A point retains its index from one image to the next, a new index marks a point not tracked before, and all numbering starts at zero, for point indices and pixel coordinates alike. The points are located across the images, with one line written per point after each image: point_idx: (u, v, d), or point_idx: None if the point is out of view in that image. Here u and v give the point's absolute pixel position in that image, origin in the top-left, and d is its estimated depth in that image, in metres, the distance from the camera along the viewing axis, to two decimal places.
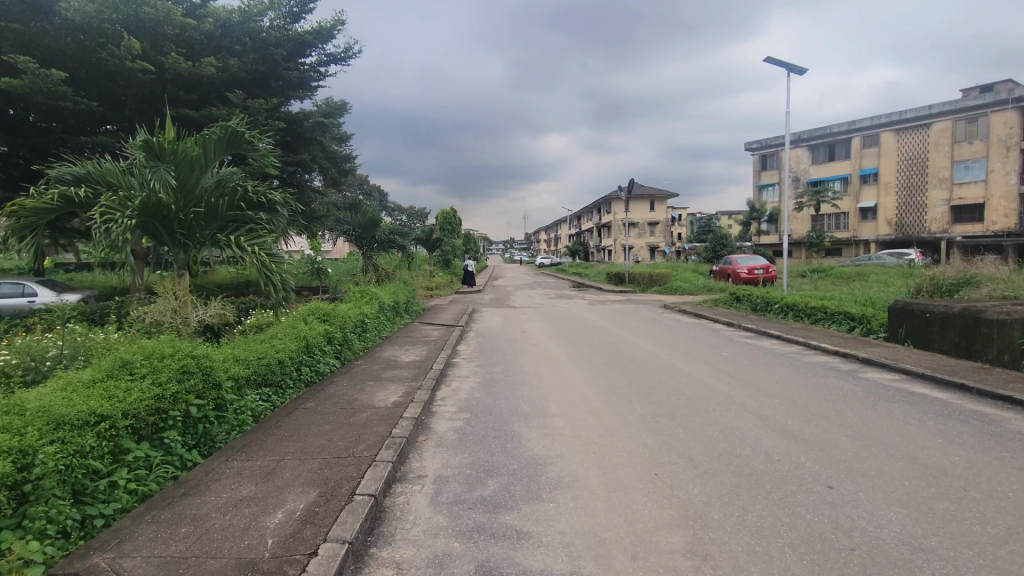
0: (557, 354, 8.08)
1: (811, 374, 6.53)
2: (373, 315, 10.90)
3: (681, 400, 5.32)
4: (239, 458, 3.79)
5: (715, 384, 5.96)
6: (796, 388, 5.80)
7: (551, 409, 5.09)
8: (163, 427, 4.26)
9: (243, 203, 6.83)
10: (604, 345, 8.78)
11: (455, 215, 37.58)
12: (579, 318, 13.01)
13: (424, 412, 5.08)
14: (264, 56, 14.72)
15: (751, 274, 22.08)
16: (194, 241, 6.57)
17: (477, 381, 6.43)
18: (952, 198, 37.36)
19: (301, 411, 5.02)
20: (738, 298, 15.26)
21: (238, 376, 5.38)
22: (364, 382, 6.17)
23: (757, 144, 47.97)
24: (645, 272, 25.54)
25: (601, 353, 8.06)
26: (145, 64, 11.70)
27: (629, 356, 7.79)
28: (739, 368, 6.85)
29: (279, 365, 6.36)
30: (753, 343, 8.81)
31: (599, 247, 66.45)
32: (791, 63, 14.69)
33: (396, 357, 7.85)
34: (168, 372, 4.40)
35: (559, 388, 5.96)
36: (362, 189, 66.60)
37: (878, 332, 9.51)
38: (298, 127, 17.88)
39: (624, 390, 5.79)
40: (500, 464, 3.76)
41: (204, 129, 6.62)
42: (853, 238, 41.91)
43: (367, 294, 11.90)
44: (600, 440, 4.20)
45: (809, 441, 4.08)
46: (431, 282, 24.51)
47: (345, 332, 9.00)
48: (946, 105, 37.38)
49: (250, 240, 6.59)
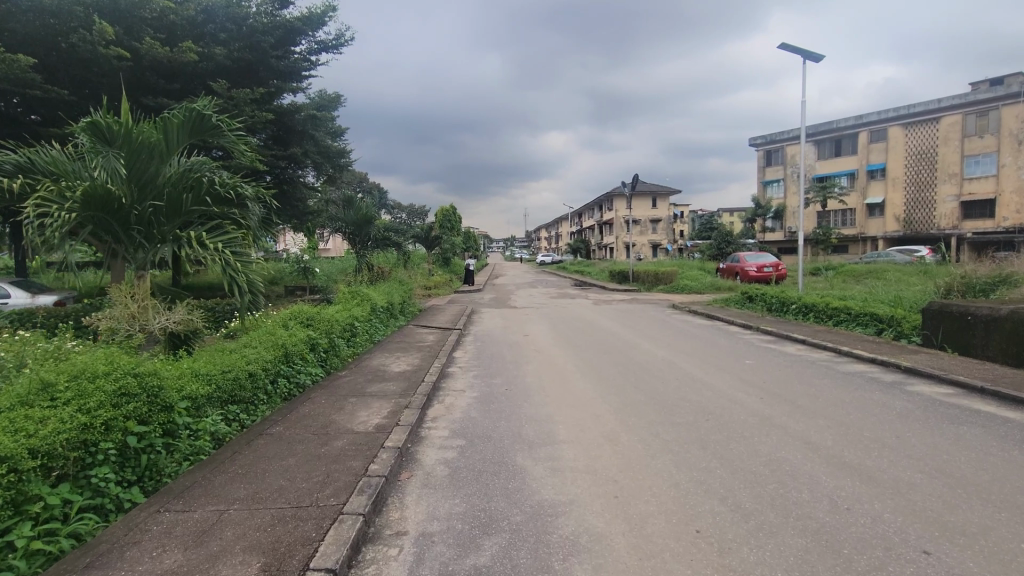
0: (563, 362, 7.32)
1: (852, 386, 5.77)
2: (364, 317, 10.15)
3: (711, 422, 4.56)
4: (173, 509, 3.03)
5: (746, 401, 5.20)
6: (840, 405, 5.04)
7: (559, 435, 4.32)
8: (92, 463, 3.53)
9: (211, 197, 6.07)
10: (613, 352, 8.02)
11: (454, 212, 36.82)
12: (585, 320, 12.26)
13: (411, 439, 4.32)
14: (250, 44, 14.01)
15: (761, 272, 21.30)
16: (152, 239, 5.81)
17: (474, 396, 5.67)
18: (962, 193, 36.58)
19: (265, 436, 4.27)
20: (751, 297, 14.49)
21: (196, 395, 4.64)
22: (344, 398, 5.42)
23: (761, 139, 47.15)
24: (650, 271, 24.77)
25: (610, 361, 7.30)
26: (120, 49, 11.00)
27: (642, 365, 7.04)
28: (768, 380, 6.10)
29: (249, 378, 5.61)
30: (776, 349, 8.04)
31: (601, 245, 65.65)
32: (806, 49, 13.90)
33: (385, 366, 7.10)
34: (99, 396, 3.67)
35: (567, 405, 5.21)
36: (360, 187, 65.76)
37: (910, 336, 8.75)
38: (288, 120, 17.10)
39: (641, 408, 5.03)
40: (498, 515, 3.01)
41: (165, 113, 5.87)
42: (860, 235, 41.08)
43: (358, 296, 11.13)
44: (622, 480, 3.43)
45: (878, 482, 3.32)
46: (430, 282, 23.75)
47: (331, 337, 8.26)
48: (955, 98, 36.57)
49: (215, 238, 5.83)
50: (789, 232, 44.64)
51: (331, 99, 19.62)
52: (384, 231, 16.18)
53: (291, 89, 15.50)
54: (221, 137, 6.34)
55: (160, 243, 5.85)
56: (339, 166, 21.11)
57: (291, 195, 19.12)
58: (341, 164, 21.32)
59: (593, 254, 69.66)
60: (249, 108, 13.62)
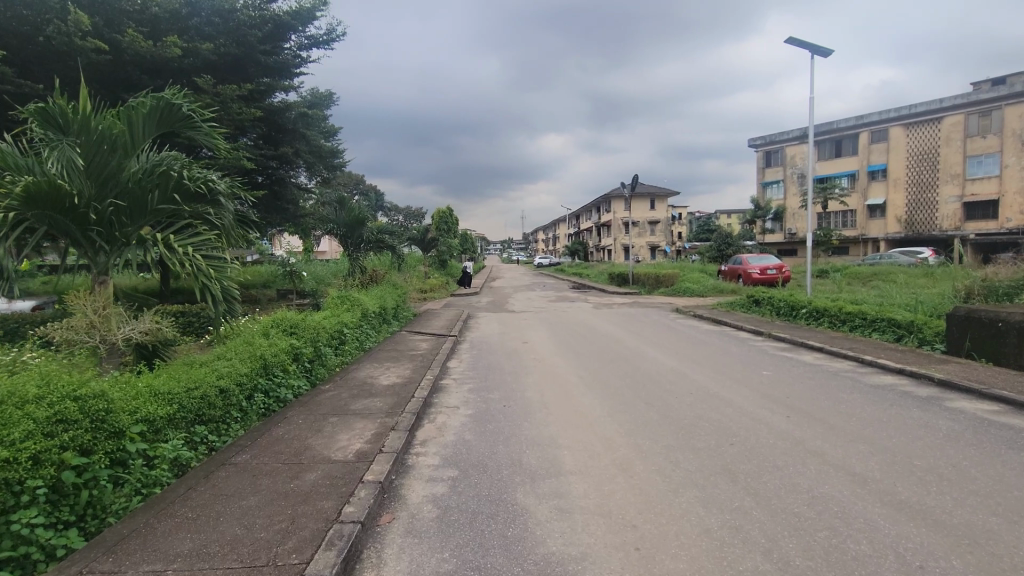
0: (565, 373, 6.79)
1: (885, 401, 5.25)
2: (354, 323, 9.62)
3: (736, 448, 4.02)
4: (98, 571, 2.46)
5: (771, 420, 4.67)
6: (877, 424, 4.52)
7: (566, 464, 3.78)
8: (16, 506, 2.99)
9: (180, 195, 5.50)
10: (620, 361, 7.49)
11: (451, 214, 36.27)
12: (587, 325, 11.77)
13: (396, 468, 3.78)
14: (237, 38, 13.49)
15: (765, 274, 20.87)
16: (115, 240, 5.25)
17: (469, 414, 5.14)
18: (965, 194, 36.21)
19: (228, 466, 3.73)
20: (757, 300, 14.00)
21: (154, 417, 4.10)
22: (324, 417, 4.89)
23: (761, 140, 46.76)
24: (651, 273, 24.30)
25: (616, 371, 6.78)
26: (97, 42, 10.46)
27: (652, 376, 6.52)
28: (791, 393, 5.58)
29: (220, 396, 5.09)
30: (793, 358, 7.51)
31: (599, 247, 65.20)
32: (814, 44, 13.41)
33: (374, 378, 6.56)
34: (28, 425, 3.13)
35: (572, 425, 4.67)
36: (357, 188, 65.26)
37: (933, 343, 8.25)
38: (279, 118, 16.54)
39: (655, 429, 4.50)
40: (495, 575, 2.47)
41: (130, 100, 5.31)
42: (861, 236, 40.72)
43: (348, 301, 10.61)
44: (643, 525, 2.89)
45: (948, 528, 2.79)
46: (425, 285, 23.21)
47: (318, 346, 7.73)
48: (957, 98, 36.22)
49: (183, 240, 5.25)
50: (789, 233, 44.22)
51: (323, 96, 19.07)
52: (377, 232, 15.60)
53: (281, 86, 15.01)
54: (193, 128, 5.83)
55: (123, 245, 5.28)
56: (332, 166, 20.57)
57: (282, 195, 18.58)
58: (334, 164, 20.78)
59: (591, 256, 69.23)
60: (233, 105, 13.17)
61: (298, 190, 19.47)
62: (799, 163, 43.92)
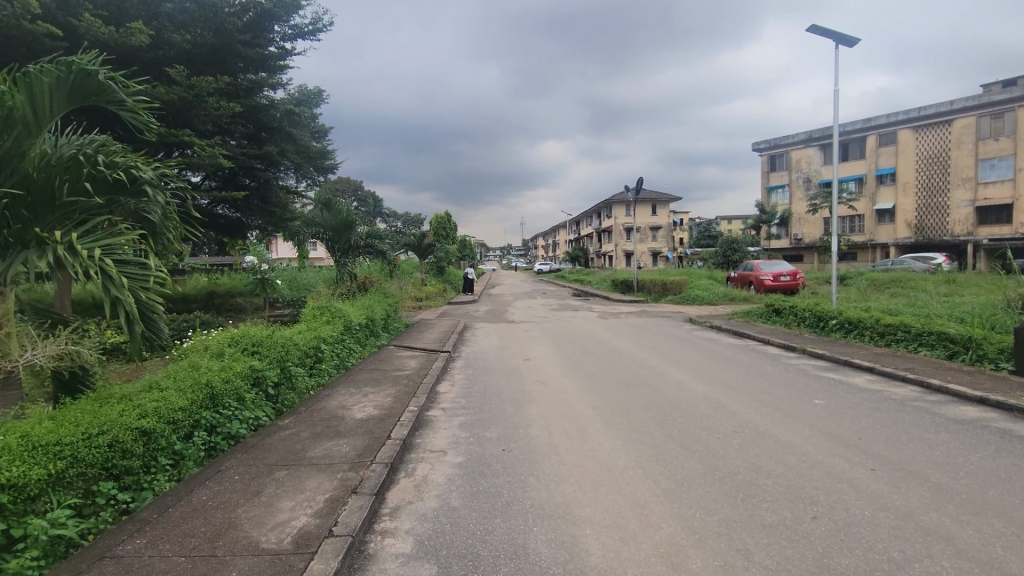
0: (576, 401, 5.70)
1: (986, 445, 4.14)
2: (333, 339, 8.53)
3: (825, 527, 2.91)
4: None
5: (854, 477, 3.57)
6: (997, 484, 3.41)
7: (591, 557, 2.67)
8: None
9: (95, 186, 4.38)
10: (639, 385, 6.38)
11: (450, 219, 35.21)
12: (595, 338, 10.68)
13: (349, 564, 2.66)
14: (213, 26, 12.46)
15: (778, 281, 19.83)
16: (8, 243, 4.06)
17: (459, 462, 4.05)
18: (977, 199, 35.13)
19: (107, 562, 2.61)
20: (777, 310, 12.93)
21: (20, 482, 3.04)
22: (271, 470, 3.79)
23: (766, 143, 45.82)
24: (656, 280, 23.24)
25: (636, 399, 5.69)
26: (49, 25, 9.39)
27: (681, 406, 5.41)
28: (861, 432, 4.48)
29: (140, 440, 4.00)
30: (841, 382, 6.40)
31: (600, 253, 64.19)
32: (840, 33, 12.36)
33: (347, 409, 5.44)
34: None
35: (592, 484, 3.56)
36: (355, 194, 64.33)
37: (997, 362, 7.15)
38: (263, 116, 15.45)
39: (704, 491, 3.39)
40: None
41: (30, 63, 4.18)
42: (869, 241, 39.72)
43: (329, 312, 9.51)
44: None
45: None
46: (421, 292, 22.13)
47: (285, 366, 6.63)
48: (968, 100, 35.25)
49: (93, 241, 4.09)
50: (794, 239, 43.25)
51: (312, 94, 18.05)
52: (365, 236, 14.48)
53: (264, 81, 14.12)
54: (116, 104, 4.68)
55: (19, 248, 4.10)
56: (321, 166, 19.55)
57: (268, 198, 17.60)
58: (323, 165, 19.78)
59: (591, 262, 68.24)
60: (209, 98, 12.20)
61: (285, 191, 18.48)
62: (805, 167, 42.96)
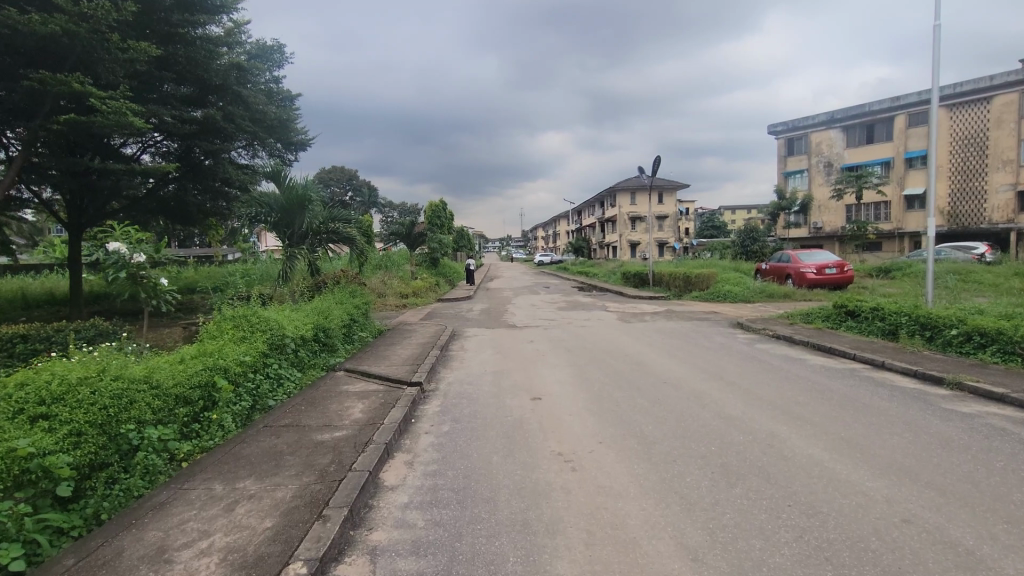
0: (645, 537, 2.76)
1: None
2: (245, 367, 5.68)
3: None
4: None
5: None
6: None
7: None
8: None
9: None
10: (747, 475, 3.48)
11: (446, 208, 32.25)
12: (628, 357, 7.77)
13: None
14: None
15: (823, 274, 16.91)
16: None
17: None
18: (1019, 183, 32.04)
19: None
20: (852, 312, 10.07)
21: None
22: None
23: (783, 125, 42.96)
24: (677, 273, 20.26)
25: (774, 531, 2.79)
26: None
27: (881, 560, 2.50)
28: None
29: None
30: None
31: (603, 243, 61.32)
32: None
33: (163, 568, 2.53)
34: None
35: None
36: (352, 183, 61.46)
37: None
38: (204, 72, 12.44)
39: None
40: None
41: None
42: (896, 230, 36.76)
43: (248, 322, 6.60)
44: None
45: None
46: (407, 286, 19.18)
47: (111, 432, 3.80)
48: (1010, 75, 31.96)
49: None
50: (814, 227, 40.37)
51: (270, 49, 15.61)
52: (327, 219, 11.58)
53: (209, 25, 12.41)
54: None
55: None
56: (287, 139, 16.64)
57: (212, 172, 14.74)
58: (290, 139, 16.90)
59: (594, 253, 65.15)
60: (111, 35, 9.32)
61: (241, 168, 15.64)
62: (825, 150, 39.85)
